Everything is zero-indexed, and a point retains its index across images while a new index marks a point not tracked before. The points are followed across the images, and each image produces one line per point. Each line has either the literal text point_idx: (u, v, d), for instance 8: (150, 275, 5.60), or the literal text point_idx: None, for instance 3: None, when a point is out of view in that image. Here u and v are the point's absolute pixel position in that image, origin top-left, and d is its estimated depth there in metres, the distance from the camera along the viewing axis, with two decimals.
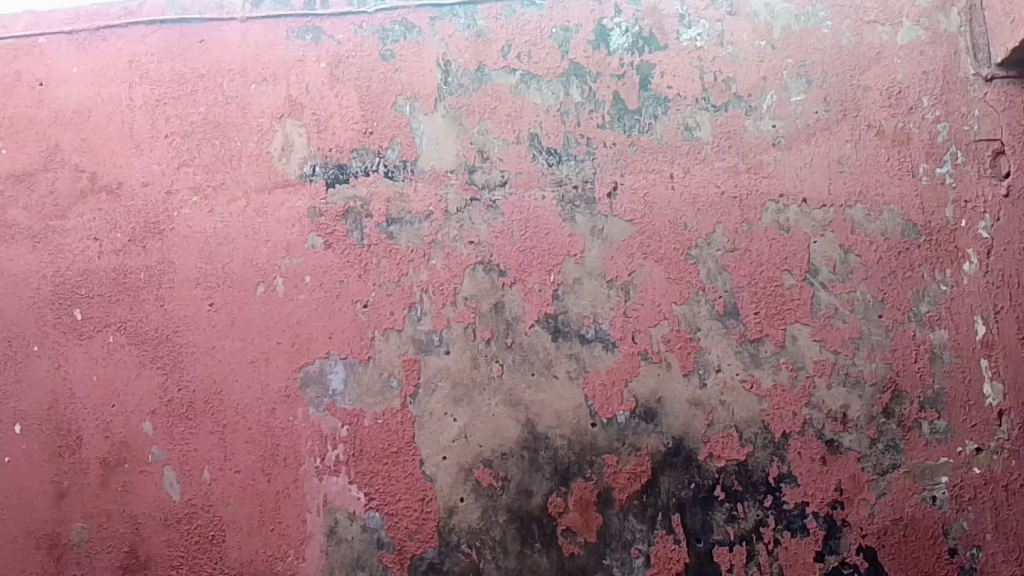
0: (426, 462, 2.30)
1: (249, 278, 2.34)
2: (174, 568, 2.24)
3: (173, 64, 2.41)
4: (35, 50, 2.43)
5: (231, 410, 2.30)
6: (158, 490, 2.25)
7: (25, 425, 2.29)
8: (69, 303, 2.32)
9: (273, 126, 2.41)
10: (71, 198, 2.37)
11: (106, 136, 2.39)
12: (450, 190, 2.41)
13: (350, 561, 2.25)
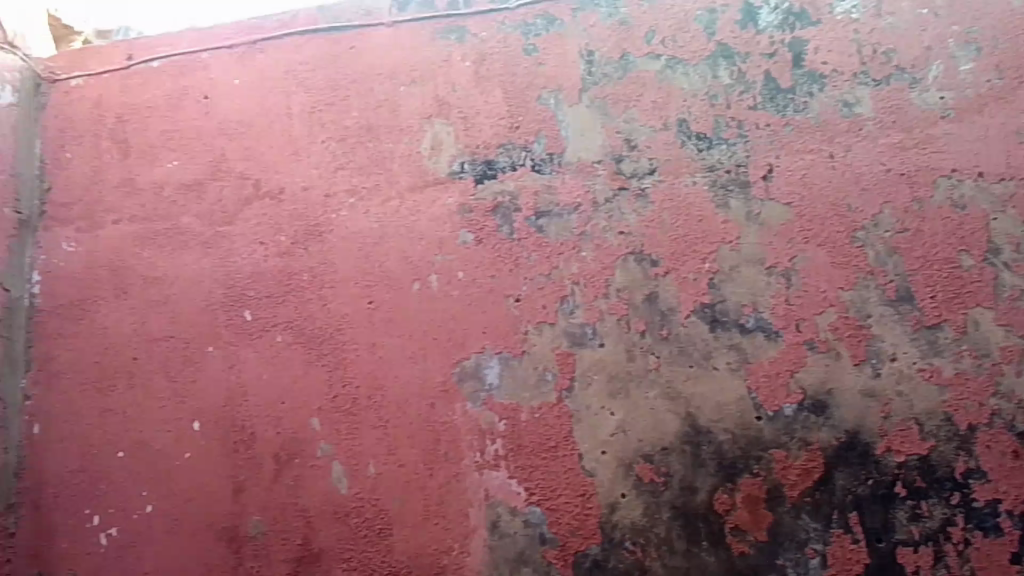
0: (585, 456, 2.10)
1: (404, 275, 2.26)
2: (345, 560, 2.13)
3: (327, 71, 2.39)
4: (200, 65, 2.43)
5: (393, 405, 2.19)
6: (327, 485, 2.16)
7: (204, 421, 2.21)
8: (239, 305, 2.26)
9: (421, 126, 2.35)
10: (238, 202, 2.32)
11: (268, 143, 2.35)
12: (597, 181, 2.25)
13: (513, 558, 2.07)
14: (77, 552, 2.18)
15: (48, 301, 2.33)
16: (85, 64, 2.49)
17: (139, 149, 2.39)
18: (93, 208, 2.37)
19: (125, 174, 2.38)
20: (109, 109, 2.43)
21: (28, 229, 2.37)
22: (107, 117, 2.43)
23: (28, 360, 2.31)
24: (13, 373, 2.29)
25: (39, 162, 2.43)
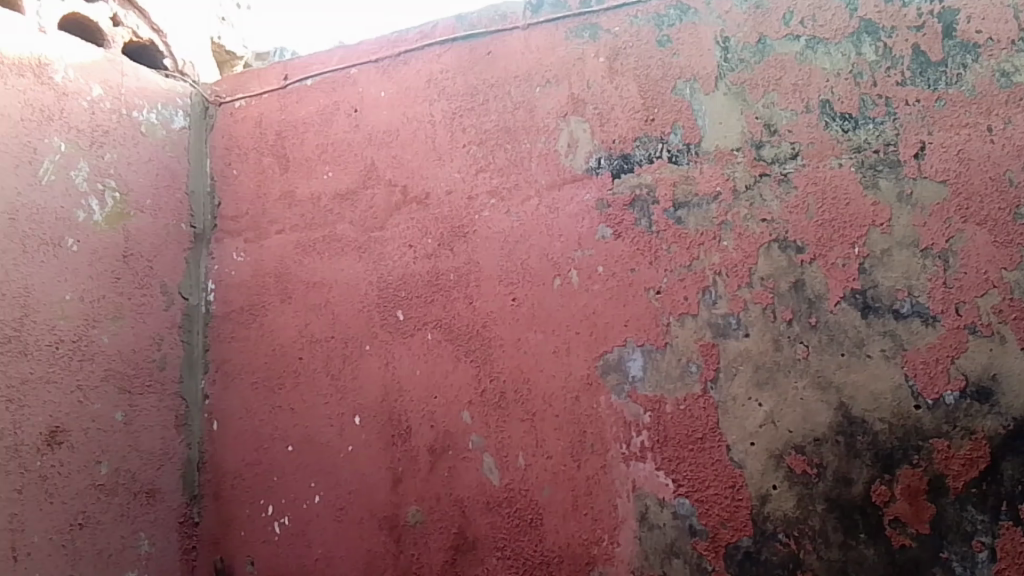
0: (733, 448, 2.04)
1: (545, 272, 2.28)
2: (499, 550, 2.19)
3: (466, 78, 2.46)
4: (349, 81, 2.55)
5: (540, 399, 2.23)
6: (479, 477, 2.23)
7: (364, 417, 2.34)
8: (392, 305, 2.38)
9: (558, 125, 2.36)
10: (388, 209, 2.43)
11: (414, 150, 2.45)
12: (737, 168, 2.17)
13: (664, 548, 2.05)
14: (254, 540, 2.37)
15: (223, 307, 2.53)
16: (247, 86, 2.67)
17: (298, 163, 2.54)
18: (258, 220, 2.55)
19: (286, 187, 2.54)
20: (270, 127, 2.60)
21: (202, 242, 2.59)
22: (268, 135, 2.60)
23: (207, 362, 2.52)
24: (194, 374, 2.50)
25: (210, 179, 2.65)
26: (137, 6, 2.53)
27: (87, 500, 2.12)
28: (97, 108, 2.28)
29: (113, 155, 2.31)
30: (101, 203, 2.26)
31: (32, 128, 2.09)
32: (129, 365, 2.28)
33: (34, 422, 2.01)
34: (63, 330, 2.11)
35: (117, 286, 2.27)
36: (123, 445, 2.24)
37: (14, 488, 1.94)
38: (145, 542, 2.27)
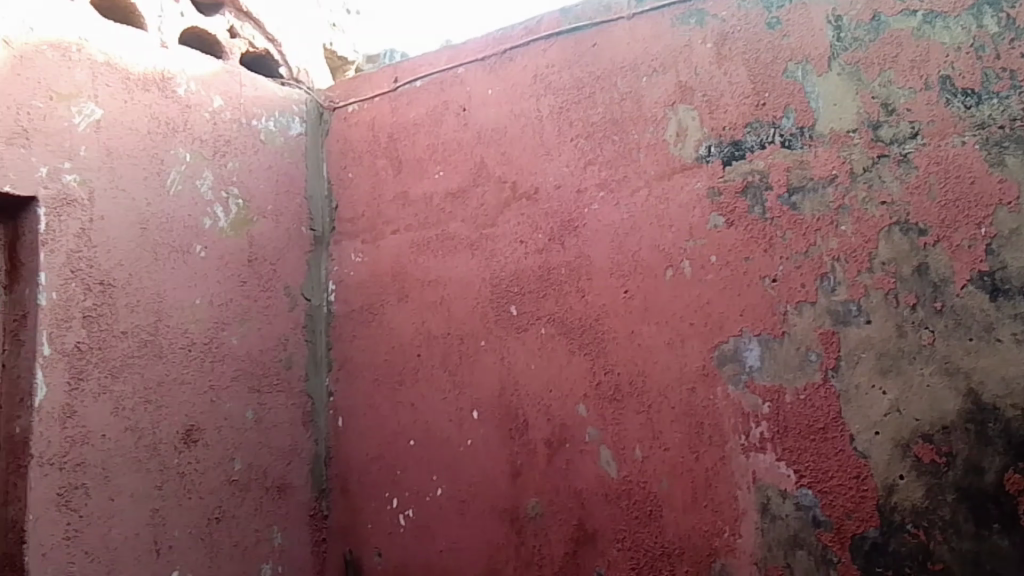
0: (856, 438, 1.84)
1: (657, 264, 2.15)
2: (620, 541, 2.10)
3: (572, 72, 2.36)
4: (457, 80, 2.53)
5: (655, 391, 2.11)
6: (597, 469, 2.15)
7: (482, 411, 2.33)
8: (505, 300, 2.35)
9: (665, 114, 2.21)
10: (498, 205, 2.40)
11: (522, 147, 2.40)
12: (854, 151, 1.93)
13: (787, 540, 1.90)
14: (380, 532, 2.43)
15: (343, 306, 2.61)
16: (360, 90, 2.70)
17: (410, 164, 2.56)
18: (375, 222, 2.60)
19: (399, 188, 2.57)
20: (382, 129, 2.63)
21: (322, 245, 2.67)
22: (381, 137, 2.63)
23: (330, 359, 2.61)
24: (319, 371, 2.59)
25: (327, 183, 2.72)
26: (252, 17, 2.60)
27: (222, 495, 2.21)
28: (219, 118, 2.35)
29: (236, 164, 2.39)
30: (226, 211, 2.34)
31: (159, 141, 2.18)
32: (258, 365, 2.36)
33: (172, 421, 2.10)
34: (196, 333, 2.19)
35: (244, 289, 2.35)
36: (255, 442, 2.32)
37: (156, 485, 2.04)
38: (279, 535, 2.36)
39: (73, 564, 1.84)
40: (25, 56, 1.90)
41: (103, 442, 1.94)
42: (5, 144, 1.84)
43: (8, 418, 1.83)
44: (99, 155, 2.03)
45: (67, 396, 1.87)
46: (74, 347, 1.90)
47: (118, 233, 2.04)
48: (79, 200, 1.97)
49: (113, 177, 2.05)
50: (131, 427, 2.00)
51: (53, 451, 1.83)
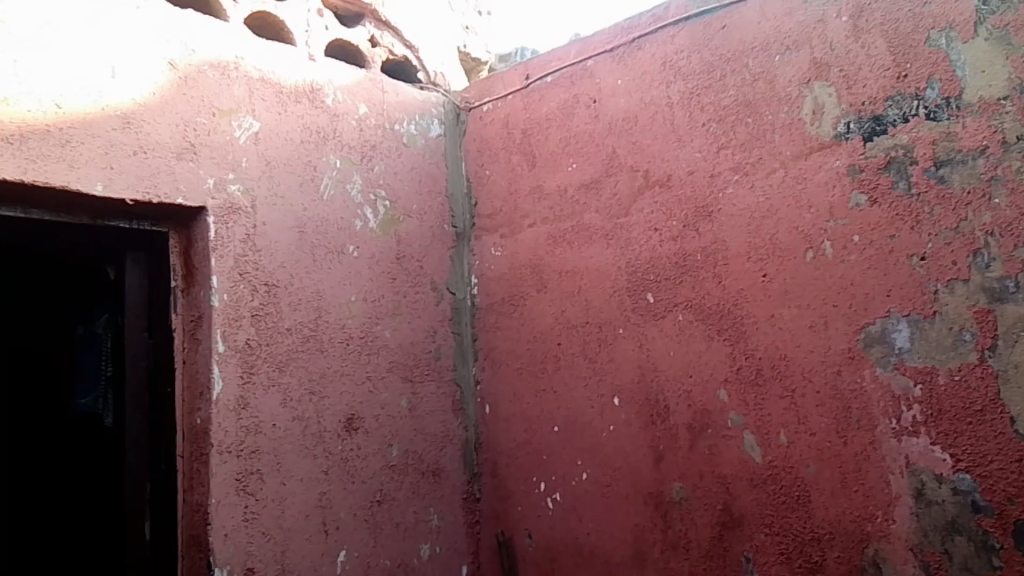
0: (1018, 420, 1.72)
1: (797, 245, 2.09)
2: (767, 525, 2.09)
3: (702, 56, 2.32)
4: (587, 73, 2.55)
5: (798, 374, 2.06)
6: (741, 454, 2.14)
7: (623, 397, 2.37)
8: (641, 289, 2.36)
9: (801, 92, 2.13)
10: (631, 194, 2.41)
11: (652, 134, 2.39)
12: (1007, 118, 1.79)
13: (945, 525, 1.81)
14: (530, 515, 2.52)
15: (486, 299, 2.71)
16: (493, 89, 2.78)
17: (544, 159, 2.62)
18: (512, 215, 2.67)
19: (535, 182, 2.63)
20: (516, 126, 2.70)
21: (464, 240, 2.78)
22: (515, 133, 2.70)
23: (476, 349, 2.71)
24: (466, 362, 2.71)
25: (466, 182, 2.82)
26: (391, 25, 2.71)
27: (382, 480, 2.34)
28: (365, 125, 2.48)
29: (382, 167, 2.51)
30: (375, 212, 2.46)
31: (312, 149, 2.32)
32: (410, 357, 2.48)
33: (334, 410, 2.24)
34: (352, 327, 2.33)
35: (394, 286, 2.47)
36: (410, 429, 2.44)
37: (322, 470, 2.19)
38: (435, 517, 2.48)
39: (252, 542, 2.01)
40: (189, 77, 2.08)
41: (273, 431, 2.10)
42: (176, 159, 2.01)
43: (190, 410, 2.02)
44: (258, 165, 2.19)
45: (240, 388, 2.04)
46: (245, 343, 2.07)
47: (279, 237, 2.20)
48: (243, 208, 2.13)
49: (272, 186, 2.21)
50: (297, 416, 2.15)
51: (230, 440, 2.00)
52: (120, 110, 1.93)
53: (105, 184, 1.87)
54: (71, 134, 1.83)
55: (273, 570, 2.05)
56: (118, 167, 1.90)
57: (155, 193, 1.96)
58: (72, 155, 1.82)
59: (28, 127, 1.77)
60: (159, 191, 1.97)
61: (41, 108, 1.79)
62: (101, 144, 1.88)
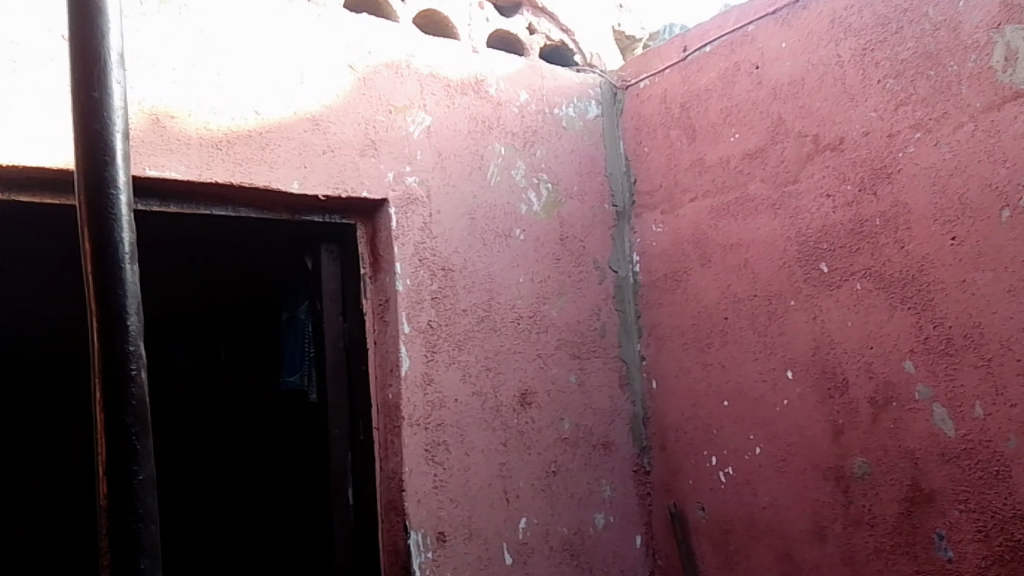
0: None
1: (990, 203, 1.88)
2: (961, 502, 1.94)
3: (875, 8, 2.12)
4: (747, 39, 2.42)
5: (995, 343, 1.86)
6: (930, 427, 1.99)
7: (796, 370, 2.29)
8: (814, 258, 2.25)
9: (990, 38, 1.89)
10: (800, 161, 2.28)
11: (821, 96, 2.24)
12: None
13: None
14: (702, 488, 2.52)
15: (648, 276, 2.69)
16: (651, 64, 2.70)
17: (704, 131, 2.52)
18: (673, 191, 2.62)
19: (695, 156, 2.55)
20: (674, 101, 2.62)
21: (624, 219, 2.77)
22: (674, 109, 2.62)
23: (639, 327, 2.72)
24: (630, 338, 2.72)
25: (624, 160, 2.79)
26: (548, 12, 2.72)
27: (557, 451, 2.44)
28: (526, 111, 2.54)
29: (544, 152, 2.57)
30: (538, 195, 2.53)
31: (479, 138, 2.41)
32: (577, 334, 2.55)
33: (509, 385, 2.36)
34: (522, 307, 2.43)
35: (559, 266, 2.54)
36: (580, 403, 2.52)
37: (501, 442, 2.31)
38: (608, 488, 2.56)
39: (442, 507, 2.17)
40: (368, 78, 2.23)
41: (456, 406, 2.23)
42: (360, 155, 2.17)
43: (383, 385, 2.18)
44: (431, 158, 2.30)
45: (425, 365, 2.18)
46: (427, 324, 2.20)
47: (452, 224, 2.31)
48: (420, 198, 2.26)
49: (444, 176, 2.32)
50: (478, 391, 2.28)
51: (419, 413, 2.16)
52: (310, 113, 2.12)
53: (300, 181, 2.08)
54: (269, 137, 2.05)
55: (461, 534, 2.19)
56: (310, 166, 2.10)
57: (342, 188, 2.14)
58: (270, 157, 2.04)
59: (234, 133, 2.00)
60: (346, 185, 2.14)
61: (244, 116, 2.03)
62: (294, 145, 2.08)
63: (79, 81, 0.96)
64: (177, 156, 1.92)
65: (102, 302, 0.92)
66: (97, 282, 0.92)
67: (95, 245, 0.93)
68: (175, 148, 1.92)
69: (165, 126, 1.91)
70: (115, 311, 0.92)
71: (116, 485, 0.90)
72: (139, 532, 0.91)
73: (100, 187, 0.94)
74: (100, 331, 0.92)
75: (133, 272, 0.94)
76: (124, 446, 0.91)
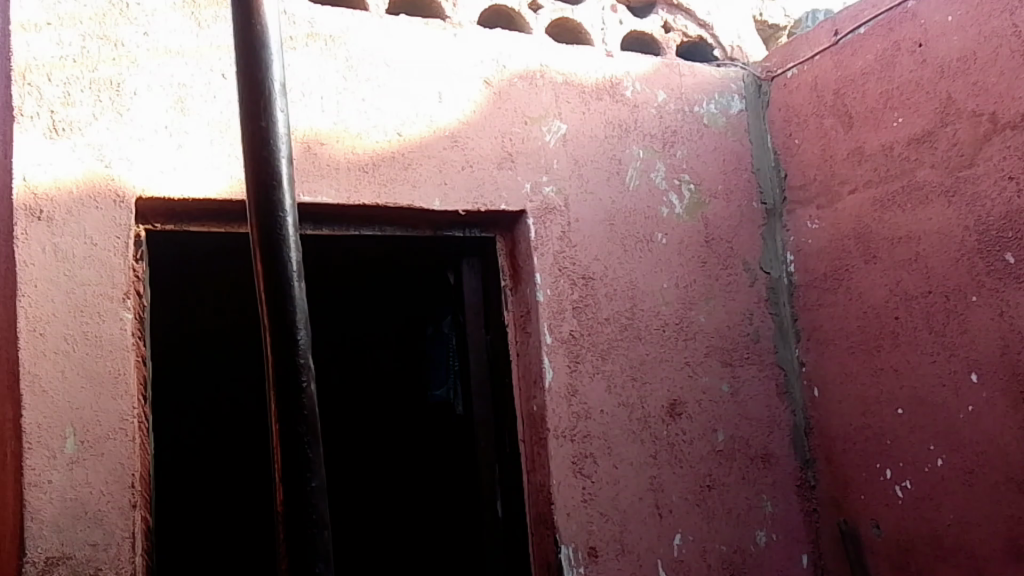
0: None
1: None
2: None
3: None
4: (908, 15, 2.17)
5: None
6: None
7: (982, 373, 1.99)
8: (998, 248, 1.95)
9: None
10: (976, 142, 2.00)
11: (997, 70, 1.95)
12: None
13: None
14: (877, 503, 2.25)
15: (805, 275, 2.45)
16: (798, 52, 2.49)
17: (862, 117, 2.28)
18: (829, 183, 2.38)
19: (853, 144, 2.31)
20: (827, 87, 2.39)
21: (775, 217, 2.55)
22: (827, 95, 2.39)
23: (797, 330, 2.48)
24: (787, 342, 2.49)
25: (773, 154, 2.58)
26: (684, 7, 2.57)
27: (712, 464, 2.29)
28: (665, 111, 2.43)
29: (685, 151, 2.43)
30: (680, 197, 2.40)
31: (615, 143, 2.33)
32: (728, 340, 2.38)
33: (657, 395, 2.25)
34: (667, 314, 2.31)
35: (705, 269, 2.39)
36: (735, 414, 2.35)
37: (650, 454, 2.21)
38: (769, 504, 2.35)
39: (592, 522, 2.10)
40: (503, 91, 2.23)
41: (602, 417, 2.17)
42: (497, 168, 2.17)
43: (527, 397, 2.16)
44: (567, 165, 2.26)
45: (569, 376, 2.14)
46: (569, 334, 2.16)
47: (591, 231, 2.25)
48: (558, 207, 2.22)
49: (581, 183, 2.26)
50: (623, 402, 2.20)
51: (564, 425, 2.11)
52: (448, 130, 2.15)
53: (442, 198, 2.11)
54: (411, 157, 2.10)
55: (613, 549, 2.11)
56: (450, 182, 2.12)
57: (482, 202, 2.14)
58: (413, 176, 2.09)
59: (379, 155, 2.07)
60: (485, 199, 2.15)
61: (387, 138, 2.08)
62: (435, 162, 2.12)
63: (249, 126, 1.05)
64: (328, 181, 2.00)
65: (277, 321, 1.00)
66: (273, 304, 1.01)
67: (269, 269, 1.02)
68: (325, 173, 2.00)
69: (315, 153, 2.00)
70: (290, 330, 1.00)
71: (293, 486, 0.98)
72: (316, 531, 0.98)
73: (271, 216, 1.02)
74: (275, 348, 1.00)
75: (302, 291, 1.02)
76: (300, 454, 0.99)
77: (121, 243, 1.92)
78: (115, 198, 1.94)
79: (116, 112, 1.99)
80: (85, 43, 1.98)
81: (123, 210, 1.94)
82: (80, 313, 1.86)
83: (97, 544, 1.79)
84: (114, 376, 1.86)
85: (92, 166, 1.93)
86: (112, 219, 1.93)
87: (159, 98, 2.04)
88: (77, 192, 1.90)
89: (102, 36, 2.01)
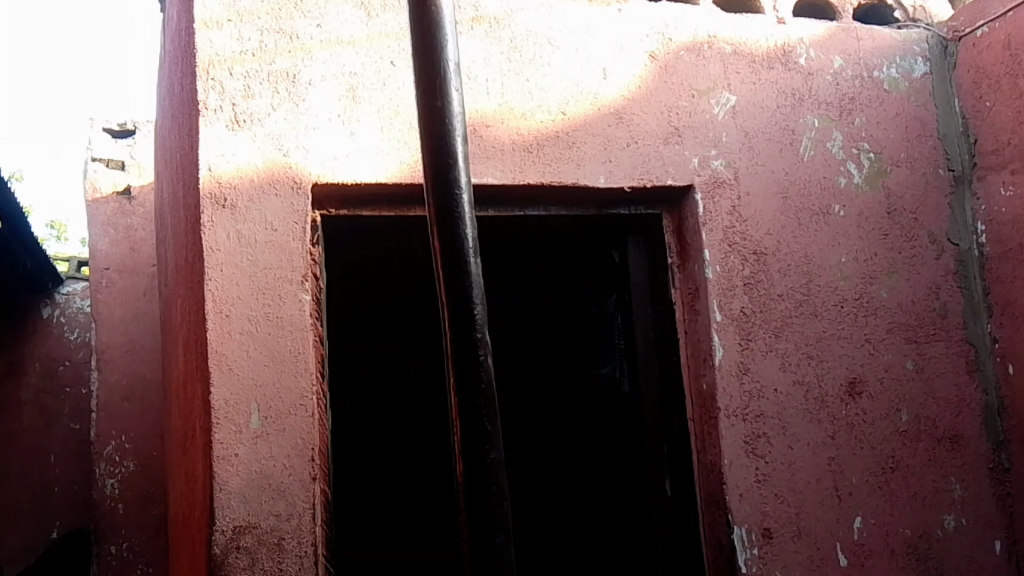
0: None
1: None
2: None
3: None
4: None
5: None
6: None
7: None
8: None
9: None
10: None
11: None
12: None
13: None
14: None
15: (999, 246, 2.30)
16: (989, 8, 2.34)
17: None
18: None
19: None
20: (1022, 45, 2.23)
21: (964, 183, 2.40)
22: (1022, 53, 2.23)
23: (990, 305, 2.33)
24: (978, 319, 2.34)
25: (962, 119, 2.43)
26: None
27: (895, 446, 2.19)
28: (841, 78, 2.32)
29: (863, 118, 2.32)
30: (859, 166, 2.29)
31: (789, 113, 2.26)
32: (912, 316, 2.27)
33: (835, 374, 2.17)
34: (846, 290, 2.22)
35: (887, 242, 2.28)
36: (920, 393, 2.24)
37: (829, 435, 2.14)
38: (958, 487, 2.23)
39: (766, 503, 2.06)
40: (668, 65, 2.20)
41: (776, 396, 2.11)
42: (664, 144, 2.14)
43: (697, 375, 2.14)
44: (737, 138, 2.20)
45: (740, 354, 2.09)
46: (740, 311, 2.12)
47: (764, 205, 2.19)
48: (727, 180, 2.17)
49: (753, 155, 2.20)
50: (798, 380, 2.14)
51: (736, 403, 2.07)
52: (613, 107, 2.13)
53: (607, 176, 2.09)
54: (576, 135, 2.09)
55: (790, 531, 2.06)
56: (615, 159, 2.10)
57: (648, 178, 2.12)
58: (578, 155, 2.08)
59: (543, 135, 2.07)
60: (652, 175, 2.12)
61: (552, 117, 2.09)
62: (600, 140, 2.10)
63: (429, 111, 1.17)
64: (494, 163, 2.02)
65: (455, 298, 1.13)
66: (451, 281, 1.14)
67: (446, 242, 1.14)
68: (492, 155, 2.02)
69: (481, 135, 2.02)
70: (466, 304, 1.13)
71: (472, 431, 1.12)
72: (492, 469, 1.13)
73: (450, 205, 1.14)
74: (453, 320, 1.14)
75: (477, 268, 1.14)
76: (473, 405, 1.13)
77: (298, 228, 1.99)
78: (293, 184, 2.01)
79: (293, 102, 2.06)
80: (263, 38, 2.07)
81: (301, 196, 2.01)
82: (262, 295, 1.94)
83: (280, 515, 1.86)
84: (294, 355, 1.93)
85: (272, 155, 2.01)
86: (291, 206, 2.00)
87: (333, 87, 2.09)
88: (258, 180, 1.99)
89: (279, 29, 2.09)
